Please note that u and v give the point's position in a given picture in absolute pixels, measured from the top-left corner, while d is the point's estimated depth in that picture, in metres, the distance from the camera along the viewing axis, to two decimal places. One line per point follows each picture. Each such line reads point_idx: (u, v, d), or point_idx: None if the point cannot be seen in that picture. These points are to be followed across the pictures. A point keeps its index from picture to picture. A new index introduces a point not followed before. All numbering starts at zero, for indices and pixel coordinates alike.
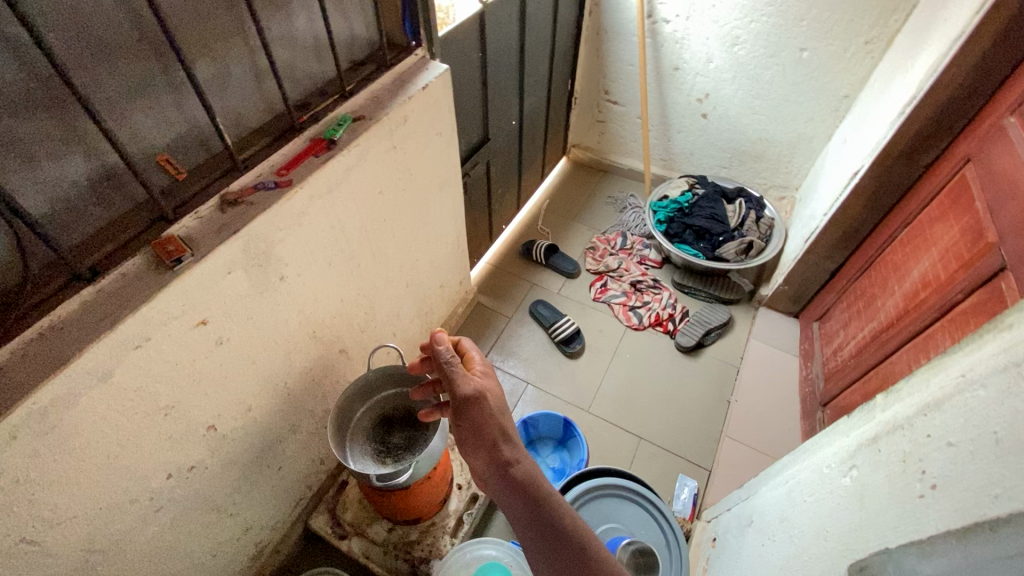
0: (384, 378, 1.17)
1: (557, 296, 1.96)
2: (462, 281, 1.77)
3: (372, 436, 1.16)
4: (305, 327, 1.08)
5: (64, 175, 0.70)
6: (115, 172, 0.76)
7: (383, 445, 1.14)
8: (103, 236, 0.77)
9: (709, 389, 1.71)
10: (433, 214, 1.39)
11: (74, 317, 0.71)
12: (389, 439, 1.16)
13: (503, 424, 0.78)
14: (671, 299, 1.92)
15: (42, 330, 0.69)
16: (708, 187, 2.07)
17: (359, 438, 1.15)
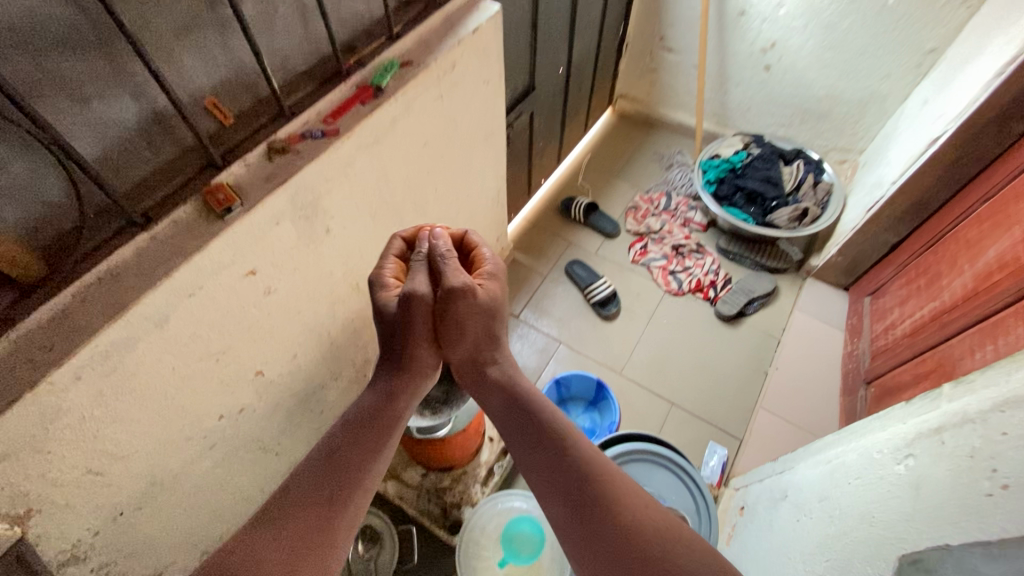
0: None
1: (595, 256, 1.92)
2: (499, 237, 1.75)
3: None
4: (349, 280, 1.09)
5: (115, 118, 0.69)
6: (164, 115, 0.75)
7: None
8: (155, 181, 0.77)
9: (747, 359, 1.68)
10: (476, 168, 1.35)
11: (130, 263, 0.72)
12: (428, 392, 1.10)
13: (484, 323, 0.75)
14: (714, 265, 1.86)
15: (101, 275, 0.70)
16: (764, 147, 1.94)
17: None
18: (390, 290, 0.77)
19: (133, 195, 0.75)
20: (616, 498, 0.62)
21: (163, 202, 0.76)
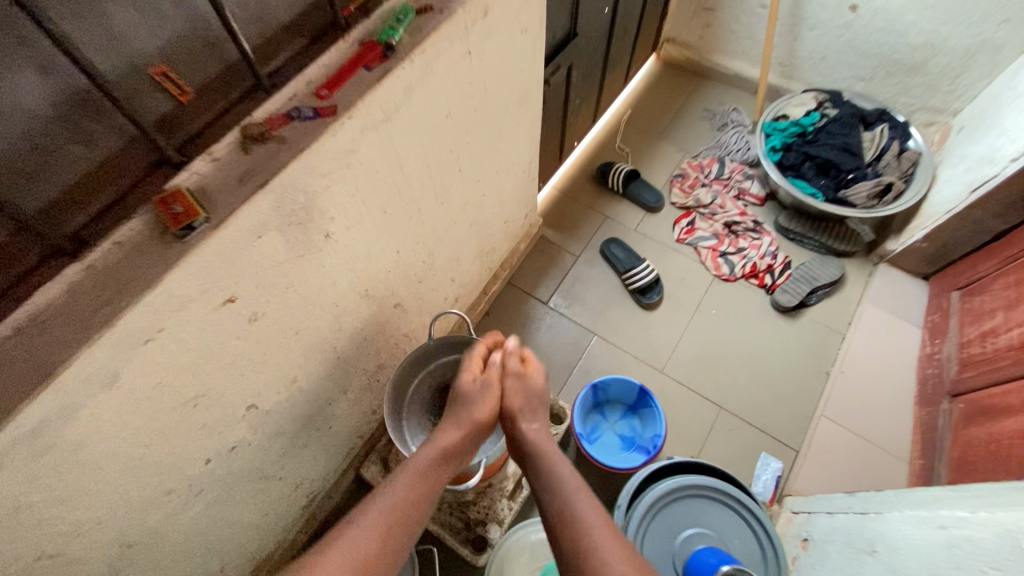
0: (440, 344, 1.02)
1: (634, 233, 1.70)
2: (528, 213, 1.52)
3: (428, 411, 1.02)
4: (357, 287, 0.89)
5: (14, 101, 0.49)
6: (90, 96, 0.54)
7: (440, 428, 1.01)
8: (88, 189, 0.56)
9: (807, 357, 1.49)
10: (507, 141, 1.12)
11: (59, 306, 0.52)
12: None
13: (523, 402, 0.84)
14: (772, 247, 1.63)
15: (19, 325, 0.51)
16: (842, 107, 1.66)
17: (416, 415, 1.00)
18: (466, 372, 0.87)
19: (56, 210, 0.54)
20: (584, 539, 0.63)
21: (98, 218, 0.55)
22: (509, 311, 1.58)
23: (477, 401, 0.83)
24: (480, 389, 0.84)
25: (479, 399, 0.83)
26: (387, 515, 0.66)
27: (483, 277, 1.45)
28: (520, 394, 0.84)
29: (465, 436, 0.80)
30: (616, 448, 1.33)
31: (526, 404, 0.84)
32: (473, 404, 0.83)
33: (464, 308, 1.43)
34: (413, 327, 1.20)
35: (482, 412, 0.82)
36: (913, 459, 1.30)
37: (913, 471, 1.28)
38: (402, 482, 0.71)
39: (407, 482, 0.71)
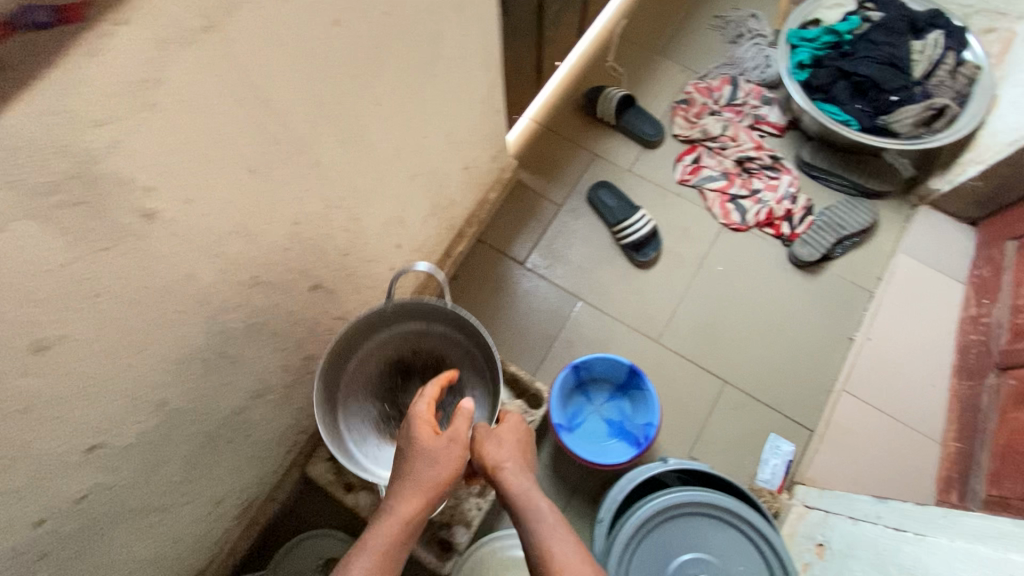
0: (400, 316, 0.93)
1: (627, 175, 1.42)
2: (497, 155, 1.25)
3: (382, 387, 0.96)
4: (235, 276, 0.65)
5: None
6: None
7: (392, 409, 0.95)
8: None
9: (828, 320, 1.27)
10: (451, 64, 0.83)
11: None
12: (400, 398, 0.96)
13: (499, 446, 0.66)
14: (792, 188, 1.36)
15: None
16: (888, 9, 1.32)
17: (360, 387, 0.94)
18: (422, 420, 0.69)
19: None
20: None
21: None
22: (479, 274, 1.35)
23: (439, 462, 0.65)
24: (441, 445, 0.66)
25: (438, 458, 0.65)
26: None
27: (444, 237, 1.20)
28: (503, 440, 0.67)
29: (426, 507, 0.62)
30: (603, 434, 1.15)
31: (508, 452, 0.65)
32: (433, 465, 0.65)
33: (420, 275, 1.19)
34: (347, 309, 0.97)
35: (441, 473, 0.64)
36: (948, 441, 1.11)
37: (948, 455, 1.09)
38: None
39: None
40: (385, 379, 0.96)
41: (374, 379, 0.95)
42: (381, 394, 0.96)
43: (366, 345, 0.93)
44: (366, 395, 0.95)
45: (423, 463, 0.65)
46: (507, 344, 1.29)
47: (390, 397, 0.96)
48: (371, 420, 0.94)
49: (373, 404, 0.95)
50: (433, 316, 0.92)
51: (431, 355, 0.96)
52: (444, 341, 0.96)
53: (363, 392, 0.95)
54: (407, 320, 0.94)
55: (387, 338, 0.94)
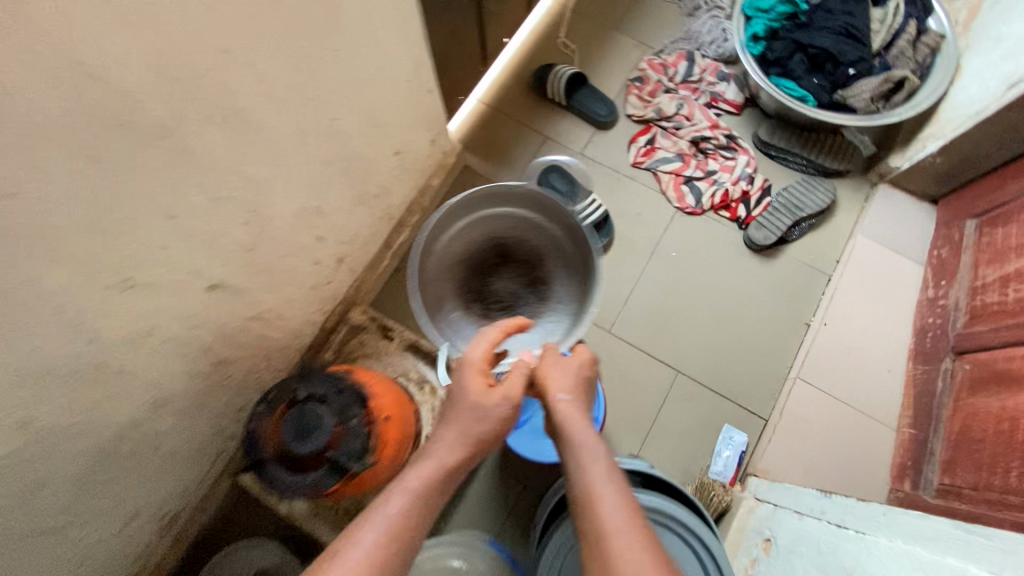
0: (524, 200, 1.12)
1: (579, 158, 1.36)
2: (436, 139, 1.17)
3: (481, 264, 1.13)
4: (96, 279, 0.58)
5: None
6: None
7: (476, 290, 1.11)
8: None
9: (784, 305, 1.23)
10: (359, 38, 0.76)
11: None
12: (490, 283, 1.12)
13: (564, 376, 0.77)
14: (749, 169, 1.31)
15: None
16: None
17: (460, 263, 1.12)
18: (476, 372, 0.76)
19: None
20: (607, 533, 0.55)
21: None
22: None
23: (488, 419, 0.73)
24: (494, 402, 0.74)
25: (480, 412, 0.73)
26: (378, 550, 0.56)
27: (380, 227, 1.14)
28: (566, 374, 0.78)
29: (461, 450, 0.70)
30: None
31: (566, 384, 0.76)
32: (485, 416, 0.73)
33: (355, 269, 1.12)
34: (262, 308, 0.90)
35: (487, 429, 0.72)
36: (902, 427, 1.08)
37: (901, 442, 1.07)
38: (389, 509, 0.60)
39: (395, 506, 0.60)
40: (461, 263, 1.13)
41: (456, 261, 1.12)
42: (462, 276, 1.12)
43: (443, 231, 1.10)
44: (456, 267, 1.12)
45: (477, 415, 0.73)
46: None
47: (472, 278, 1.12)
48: (455, 295, 1.11)
49: (453, 284, 1.12)
50: (538, 212, 1.12)
51: (525, 246, 1.14)
52: (551, 242, 1.13)
53: (442, 271, 1.11)
54: (528, 208, 1.12)
55: (464, 226, 1.12)
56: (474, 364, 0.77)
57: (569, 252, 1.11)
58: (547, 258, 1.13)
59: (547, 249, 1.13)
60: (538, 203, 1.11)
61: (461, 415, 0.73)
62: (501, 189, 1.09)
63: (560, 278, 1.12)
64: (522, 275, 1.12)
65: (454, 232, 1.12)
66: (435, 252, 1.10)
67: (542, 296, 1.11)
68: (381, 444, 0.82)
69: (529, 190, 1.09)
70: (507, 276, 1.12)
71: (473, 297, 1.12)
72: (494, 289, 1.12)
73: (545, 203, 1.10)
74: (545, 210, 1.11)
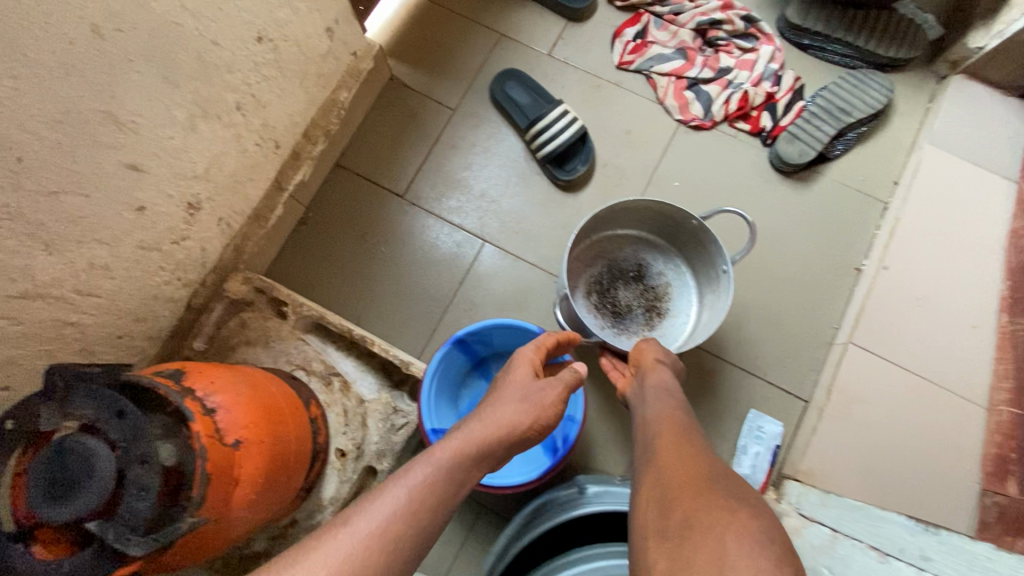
0: (683, 234, 0.84)
1: (546, 62, 1.01)
2: (335, 29, 0.82)
3: (615, 266, 0.91)
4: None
5: None
6: None
7: (601, 290, 0.90)
8: None
9: (826, 246, 0.91)
10: None
11: None
12: (617, 291, 0.90)
13: (663, 376, 0.68)
14: (774, 65, 0.97)
15: None
16: None
17: (603, 261, 0.90)
18: (529, 364, 0.65)
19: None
20: (676, 483, 0.49)
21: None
22: (339, 217, 0.95)
23: (530, 409, 0.59)
24: (537, 392, 0.61)
25: (512, 403, 0.59)
26: (404, 516, 0.45)
27: (260, 159, 0.80)
28: (659, 380, 0.68)
29: (494, 439, 0.55)
30: None
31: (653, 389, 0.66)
32: (553, 385, 0.62)
33: (226, 220, 0.79)
34: (38, 279, 0.57)
35: (556, 395, 0.61)
36: (997, 406, 0.78)
37: (998, 426, 0.77)
38: (415, 479, 0.48)
39: (419, 475, 0.49)
40: (617, 257, 0.91)
41: (599, 253, 0.90)
42: (601, 266, 0.90)
43: (616, 222, 0.86)
44: (595, 260, 0.90)
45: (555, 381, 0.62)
46: (380, 311, 0.91)
47: (603, 274, 0.90)
48: (583, 283, 0.90)
49: (588, 269, 0.90)
50: (701, 258, 0.84)
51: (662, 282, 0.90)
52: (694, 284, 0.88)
53: (584, 254, 0.89)
54: (703, 257, 0.84)
55: (636, 225, 0.88)
56: (524, 358, 0.66)
57: (700, 299, 0.87)
58: (676, 291, 0.90)
59: (681, 285, 0.90)
60: (695, 237, 0.82)
61: (493, 404, 0.59)
62: (677, 212, 0.79)
63: (679, 319, 0.89)
64: (651, 294, 0.90)
65: (620, 228, 0.89)
66: (596, 240, 0.89)
67: (649, 323, 0.89)
68: (215, 489, 0.51)
69: (705, 237, 0.80)
70: (635, 286, 0.90)
71: (592, 289, 0.90)
72: (616, 297, 0.90)
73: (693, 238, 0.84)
74: (698, 248, 0.84)
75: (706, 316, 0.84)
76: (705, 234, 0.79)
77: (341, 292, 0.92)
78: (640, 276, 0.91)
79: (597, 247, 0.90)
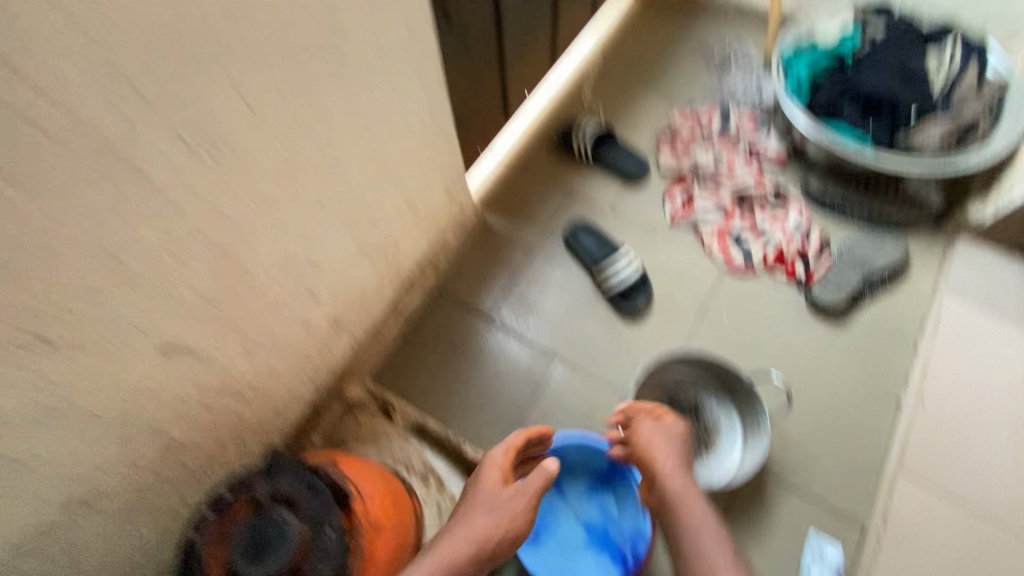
0: (736, 383, 0.95)
1: (609, 215, 1.24)
2: (452, 191, 1.07)
3: (675, 400, 0.99)
4: (9, 317, 0.45)
5: None
6: None
7: None
8: None
9: (865, 380, 1.02)
10: (365, 62, 0.67)
11: None
12: None
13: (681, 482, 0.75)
14: (803, 223, 1.16)
15: None
16: (895, 24, 1.18)
17: (665, 392, 0.99)
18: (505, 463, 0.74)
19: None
20: None
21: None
22: (435, 333, 1.12)
23: (501, 520, 0.67)
24: (509, 500, 0.69)
25: (490, 513, 0.68)
26: None
27: (386, 286, 1.00)
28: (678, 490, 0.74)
29: (472, 553, 0.65)
30: (581, 545, 0.91)
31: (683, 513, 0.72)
32: (525, 495, 0.70)
33: (354, 334, 0.97)
34: (234, 376, 0.74)
35: (525, 502, 0.69)
36: None
37: None
38: None
39: None
40: (678, 393, 1.00)
41: (664, 386, 0.99)
42: (663, 396, 0.99)
43: (681, 364, 0.97)
44: (660, 390, 0.99)
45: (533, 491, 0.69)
46: (465, 418, 1.04)
47: (665, 404, 0.99)
48: (649, 408, 0.97)
49: (653, 396, 0.98)
50: (749, 408, 0.94)
51: (710, 424, 0.98)
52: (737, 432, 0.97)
53: (653, 383, 0.98)
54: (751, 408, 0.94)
55: (698, 368, 0.98)
56: (498, 460, 0.75)
57: (744, 446, 0.95)
58: (725, 435, 0.97)
59: (728, 431, 0.97)
60: (747, 392, 0.94)
61: (473, 511, 0.69)
62: (731, 370, 0.94)
63: (725, 460, 0.95)
64: (703, 432, 0.98)
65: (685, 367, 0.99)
66: (665, 374, 0.98)
67: (698, 458, 0.95)
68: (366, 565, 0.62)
69: (754, 392, 0.93)
70: (692, 421, 0.98)
71: None
72: None
73: (745, 390, 0.94)
74: (750, 402, 0.94)
75: (747, 461, 0.90)
76: (753, 393, 0.93)
77: (432, 399, 1.05)
78: (696, 414, 0.99)
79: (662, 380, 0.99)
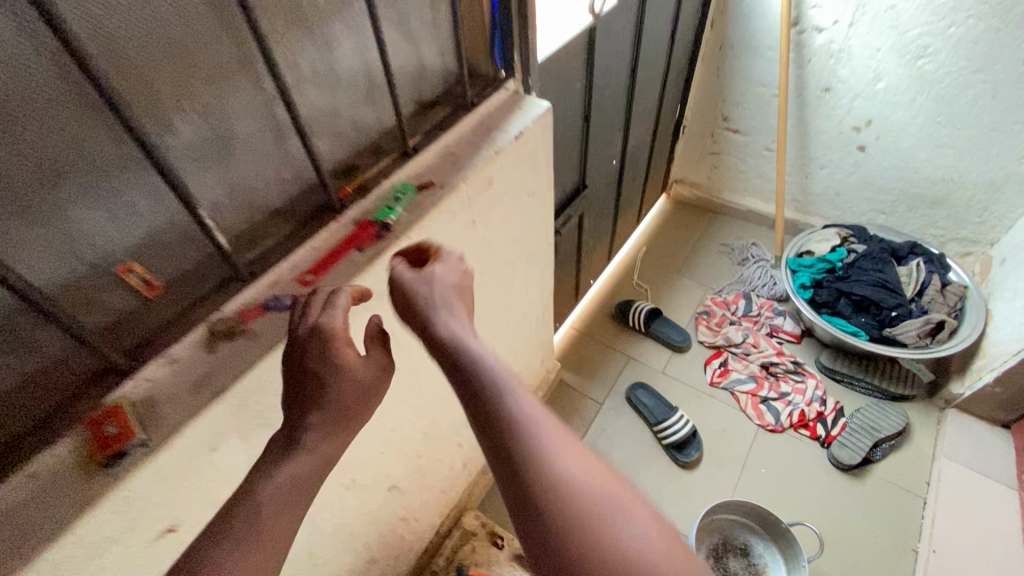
0: (774, 527, 1.18)
1: (661, 377, 1.56)
2: (545, 359, 1.42)
3: (727, 539, 1.22)
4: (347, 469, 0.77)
5: None
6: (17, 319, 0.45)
7: (715, 554, 1.21)
8: None
9: (887, 530, 1.24)
10: (518, 296, 1.07)
11: None
12: (726, 559, 1.21)
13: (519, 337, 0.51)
14: (819, 391, 1.46)
15: None
16: (870, 243, 1.60)
17: (719, 533, 1.23)
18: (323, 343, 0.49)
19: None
20: None
21: (7, 449, 0.46)
22: None
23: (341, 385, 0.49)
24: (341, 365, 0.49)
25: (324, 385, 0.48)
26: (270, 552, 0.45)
27: None
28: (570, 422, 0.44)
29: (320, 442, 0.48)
30: None
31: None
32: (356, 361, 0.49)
33: (472, 473, 1.26)
34: (410, 509, 1.03)
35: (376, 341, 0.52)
36: None
37: None
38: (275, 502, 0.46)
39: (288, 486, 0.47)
40: (729, 534, 1.23)
41: (717, 527, 1.23)
42: (717, 537, 1.22)
43: (728, 509, 1.22)
44: (714, 531, 1.23)
45: (334, 322, 0.51)
46: None
47: (719, 543, 1.22)
48: (705, 546, 1.21)
49: (708, 537, 1.22)
50: (788, 549, 1.16)
51: (758, 561, 1.20)
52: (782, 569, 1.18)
53: (707, 525, 1.22)
54: (790, 549, 1.16)
55: (742, 513, 1.23)
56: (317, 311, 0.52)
57: None
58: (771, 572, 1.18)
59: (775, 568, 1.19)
60: (785, 536, 1.17)
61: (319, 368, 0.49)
62: (770, 516, 1.17)
63: None
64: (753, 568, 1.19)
65: (732, 512, 1.23)
66: (716, 517, 1.23)
67: None
68: None
69: (790, 536, 1.15)
70: (742, 558, 1.20)
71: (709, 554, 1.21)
72: (725, 562, 1.20)
73: (783, 533, 1.17)
74: (789, 544, 1.16)
75: None
76: (790, 536, 1.15)
77: None
78: (745, 553, 1.21)
79: (715, 523, 1.23)
